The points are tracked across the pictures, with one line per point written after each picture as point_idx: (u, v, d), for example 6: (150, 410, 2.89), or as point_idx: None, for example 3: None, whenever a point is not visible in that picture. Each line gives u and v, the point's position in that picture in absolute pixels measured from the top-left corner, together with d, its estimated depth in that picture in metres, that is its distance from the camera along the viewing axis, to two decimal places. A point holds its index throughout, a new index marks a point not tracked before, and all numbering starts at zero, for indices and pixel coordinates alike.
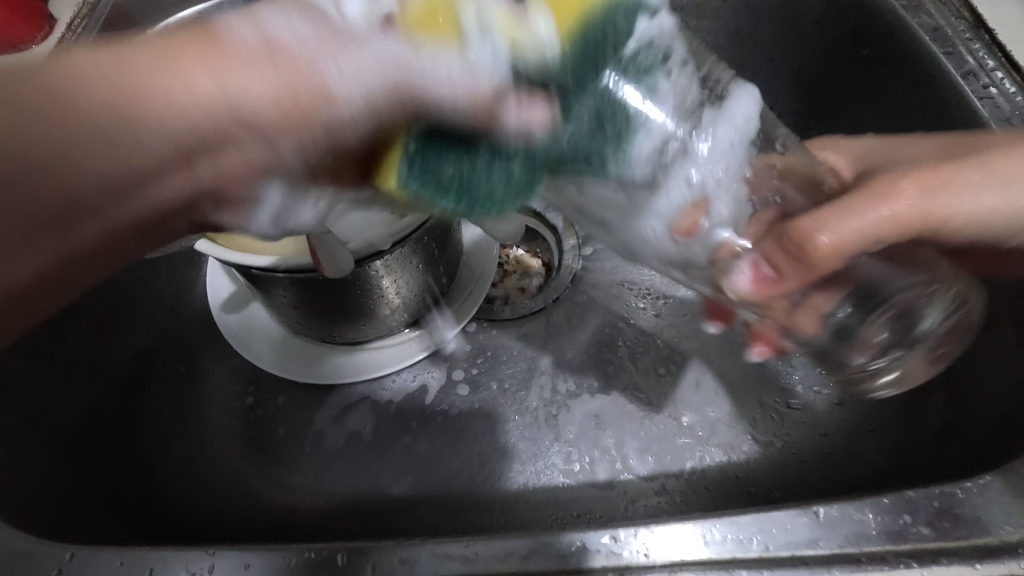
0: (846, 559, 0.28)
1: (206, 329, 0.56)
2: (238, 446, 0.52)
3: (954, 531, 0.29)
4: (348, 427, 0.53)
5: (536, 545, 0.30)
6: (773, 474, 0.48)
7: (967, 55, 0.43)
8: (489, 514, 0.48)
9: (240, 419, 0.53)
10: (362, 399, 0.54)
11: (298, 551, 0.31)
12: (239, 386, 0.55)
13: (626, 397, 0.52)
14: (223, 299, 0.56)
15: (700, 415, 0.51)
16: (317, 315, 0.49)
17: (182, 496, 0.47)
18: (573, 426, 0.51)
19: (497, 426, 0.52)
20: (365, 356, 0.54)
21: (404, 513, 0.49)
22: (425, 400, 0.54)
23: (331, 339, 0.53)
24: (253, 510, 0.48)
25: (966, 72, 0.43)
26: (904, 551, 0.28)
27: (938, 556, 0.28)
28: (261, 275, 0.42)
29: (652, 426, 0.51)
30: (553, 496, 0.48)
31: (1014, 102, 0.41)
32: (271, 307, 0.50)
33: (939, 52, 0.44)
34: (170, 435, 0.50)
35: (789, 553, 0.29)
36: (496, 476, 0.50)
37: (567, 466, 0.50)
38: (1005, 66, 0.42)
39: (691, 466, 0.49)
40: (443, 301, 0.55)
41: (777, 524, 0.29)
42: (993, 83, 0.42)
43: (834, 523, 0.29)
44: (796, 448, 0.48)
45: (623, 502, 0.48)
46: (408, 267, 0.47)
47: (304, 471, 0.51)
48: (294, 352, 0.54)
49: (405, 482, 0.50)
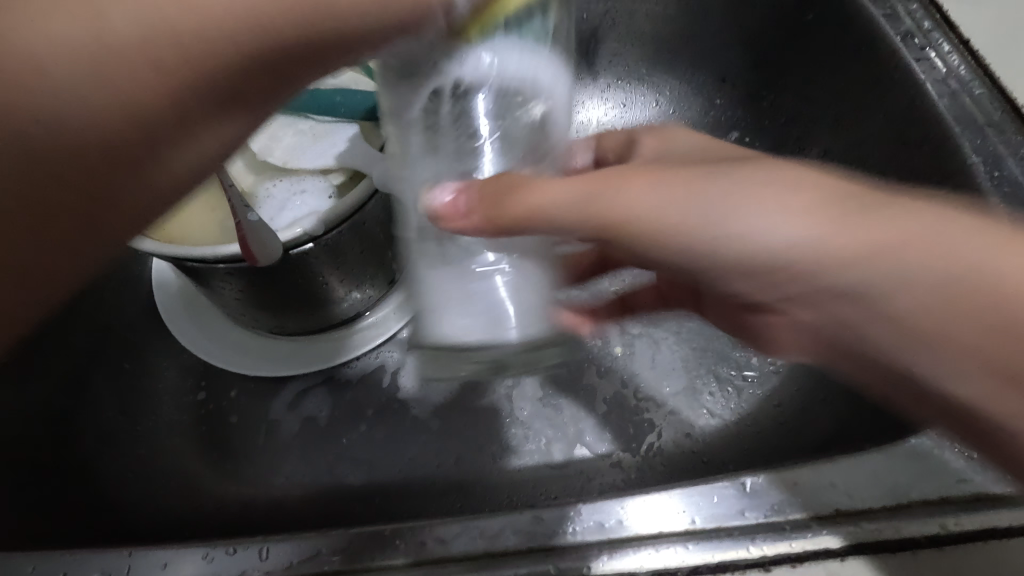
0: (772, 527, 0.28)
1: (153, 323, 0.54)
2: (187, 442, 0.51)
3: (871, 495, 0.29)
4: (302, 412, 0.52)
5: (463, 529, 0.29)
6: (728, 447, 0.48)
7: (905, 16, 0.43)
8: (443, 499, 0.48)
9: (190, 415, 0.52)
10: (317, 383, 0.53)
11: (222, 546, 0.30)
12: (190, 382, 0.53)
13: (583, 371, 0.52)
14: (170, 291, 0.54)
15: (657, 391, 0.51)
16: (260, 306, 0.47)
17: (127, 498, 0.46)
18: (527, 403, 0.51)
19: (455, 410, 0.51)
20: (319, 344, 0.53)
21: (359, 502, 0.48)
22: (382, 381, 0.53)
23: (282, 329, 0.52)
24: (205, 506, 0.48)
25: (903, 33, 0.42)
26: (824, 516, 0.28)
27: (858, 519, 0.28)
28: (197, 266, 0.41)
29: (608, 402, 0.51)
30: (509, 478, 0.48)
31: (949, 63, 0.41)
32: (216, 299, 0.49)
33: (877, 15, 0.43)
34: (116, 435, 0.49)
35: (715, 526, 0.28)
36: (453, 460, 0.49)
37: (522, 447, 0.49)
38: (941, 25, 0.42)
39: (649, 442, 0.49)
40: (396, 288, 0.54)
41: (703, 496, 0.29)
42: (929, 44, 0.42)
43: (760, 493, 0.29)
44: (751, 420, 0.49)
45: (579, 481, 0.48)
46: (350, 253, 0.45)
47: (257, 465, 0.50)
48: (245, 345, 0.53)
49: (361, 471, 0.50)
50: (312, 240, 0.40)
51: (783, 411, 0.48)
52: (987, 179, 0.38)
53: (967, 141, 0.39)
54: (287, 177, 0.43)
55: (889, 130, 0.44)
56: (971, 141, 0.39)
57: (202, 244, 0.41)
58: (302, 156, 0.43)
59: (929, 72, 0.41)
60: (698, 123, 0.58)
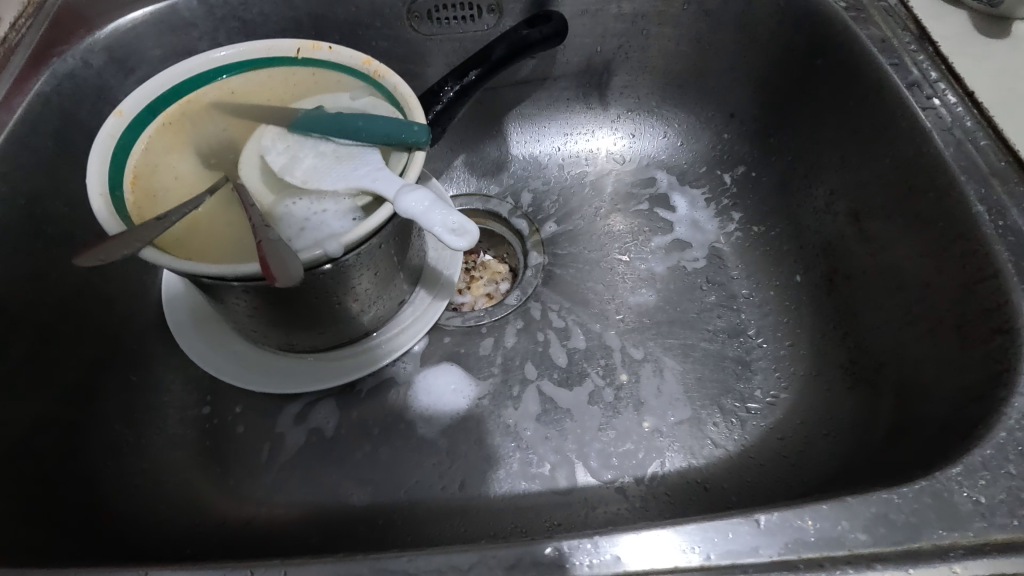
0: (785, 566, 0.28)
1: (164, 336, 0.55)
2: (192, 457, 0.51)
3: (885, 536, 0.28)
4: (308, 427, 0.52)
5: (479, 559, 0.29)
6: (732, 478, 0.48)
7: (912, 67, 0.45)
8: (447, 523, 0.48)
9: (195, 430, 0.52)
10: (323, 398, 0.53)
11: (241, 570, 0.30)
12: (196, 397, 0.53)
13: (587, 395, 0.52)
14: (178, 305, 0.54)
15: (661, 419, 0.51)
16: (270, 324, 0.47)
17: (129, 510, 0.46)
18: (531, 423, 0.51)
19: (461, 435, 0.51)
20: (325, 364, 0.52)
21: (362, 523, 0.48)
22: (388, 404, 0.53)
23: (288, 347, 0.51)
24: (208, 523, 0.47)
25: (910, 83, 0.44)
26: (837, 556, 0.28)
27: (872, 561, 0.28)
28: (213, 282, 0.41)
29: (612, 428, 0.51)
30: (514, 504, 0.48)
31: (955, 114, 0.43)
32: (225, 315, 0.49)
33: (886, 63, 0.46)
34: (119, 448, 0.49)
35: (729, 562, 0.28)
36: (458, 485, 0.49)
37: (527, 472, 0.49)
38: (948, 77, 0.44)
39: (652, 471, 0.49)
40: (406, 308, 0.54)
41: (719, 532, 0.28)
42: (936, 94, 0.44)
43: (774, 530, 0.28)
44: (754, 453, 0.48)
45: (583, 509, 0.48)
46: (362, 275, 0.45)
47: (259, 481, 0.50)
48: (248, 361, 0.52)
49: (365, 491, 0.49)
50: (329, 262, 0.41)
51: (785, 444, 0.48)
52: (989, 224, 0.38)
53: (971, 190, 0.40)
54: (307, 196, 0.43)
55: (893, 172, 0.45)
56: (975, 190, 0.40)
57: (222, 260, 0.41)
58: (326, 177, 0.43)
59: (936, 122, 0.43)
60: (701, 159, 0.62)
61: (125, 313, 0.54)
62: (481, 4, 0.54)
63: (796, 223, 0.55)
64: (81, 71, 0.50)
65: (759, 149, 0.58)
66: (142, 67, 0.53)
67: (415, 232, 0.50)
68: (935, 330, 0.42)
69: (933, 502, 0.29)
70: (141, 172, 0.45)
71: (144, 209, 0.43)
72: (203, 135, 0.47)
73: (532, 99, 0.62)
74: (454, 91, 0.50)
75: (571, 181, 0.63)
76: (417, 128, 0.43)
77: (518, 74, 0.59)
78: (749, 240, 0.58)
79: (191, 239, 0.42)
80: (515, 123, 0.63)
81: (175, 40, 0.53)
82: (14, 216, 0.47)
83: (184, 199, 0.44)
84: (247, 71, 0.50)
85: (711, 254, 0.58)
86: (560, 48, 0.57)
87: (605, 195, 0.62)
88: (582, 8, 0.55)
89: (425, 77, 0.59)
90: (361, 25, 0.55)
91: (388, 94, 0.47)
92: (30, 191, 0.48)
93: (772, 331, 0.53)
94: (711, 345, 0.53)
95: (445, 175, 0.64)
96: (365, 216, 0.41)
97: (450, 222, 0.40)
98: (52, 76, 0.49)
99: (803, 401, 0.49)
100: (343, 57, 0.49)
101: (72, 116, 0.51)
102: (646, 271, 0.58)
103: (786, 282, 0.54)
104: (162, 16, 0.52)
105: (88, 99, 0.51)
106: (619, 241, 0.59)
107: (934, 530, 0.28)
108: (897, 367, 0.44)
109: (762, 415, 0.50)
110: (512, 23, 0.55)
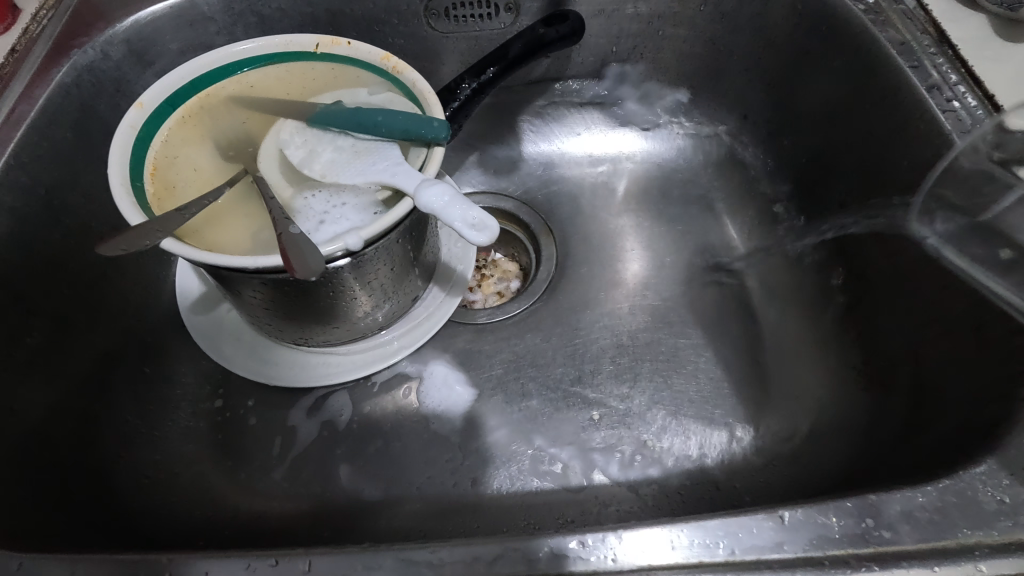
0: (809, 562, 0.28)
1: (177, 328, 0.55)
2: (204, 450, 0.51)
3: (910, 534, 0.28)
4: (320, 421, 0.52)
5: (502, 551, 0.29)
6: (744, 478, 0.48)
7: (931, 69, 0.45)
8: (460, 519, 0.48)
9: (207, 423, 0.52)
10: (335, 392, 0.53)
11: (262, 560, 0.30)
12: (208, 390, 0.53)
13: (599, 394, 0.52)
14: (192, 297, 0.54)
15: (674, 419, 0.51)
16: (285, 317, 0.47)
17: (142, 501, 0.46)
18: (545, 422, 0.51)
19: (473, 430, 0.51)
20: (337, 359, 0.52)
21: (374, 518, 0.48)
22: (400, 400, 0.53)
23: (302, 341, 0.51)
24: (220, 515, 0.47)
25: (929, 86, 0.44)
26: (862, 553, 0.28)
27: (897, 558, 0.28)
28: (231, 274, 0.41)
29: (625, 427, 0.51)
30: (526, 500, 0.48)
31: (974, 117, 0.43)
32: (239, 308, 0.49)
33: (905, 66, 0.46)
34: (132, 439, 0.49)
35: (754, 557, 0.28)
36: (470, 481, 0.49)
37: (540, 470, 0.49)
38: (968, 80, 0.44)
39: (665, 470, 0.49)
40: (419, 304, 0.54)
41: (743, 528, 0.28)
42: (955, 97, 0.44)
43: (798, 527, 0.28)
44: (768, 453, 0.48)
45: (596, 507, 0.48)
46: (379, 269, 0.45)
47: (271, 474, 0.50)
48: (261, 355, 0.52)
49: (377, 486, 0.49)
50: (348, 255, 0.41)
51: (798, 446, 0.48)
52: None
53: None
54: (326, 189, 0.43)
55: (911, 176, 0.45)
56: None
57: (241, 252, 0.41)
58: (344, 171, 0.43)
59: (956, 125, 0.43)
60: (714, 160, 0.62)
61: (139, 305, 0.54)
62: (499, 2, 0.54)
63: (809, 225, 0.55)
64: (100, 63, 0.51)
65: (772, 151, 0.58)
66: (160, 60, 0.53)
67: (430, 227, 0.50)
68: (952, 332, 0.42)
69: (954, 498, 0.29)
70: (160, 164, 0.45)
71: (164, 200, 0.43)
72: (222, 128, 0.48)
73: (546, 98, 0.62)
74: (471, 88, 0.50)
75: (583, 181, 0.63)
76: (437, 123, 0.43)
77: (533, 73, 0.60)
78: (761, 242, 0.58)
79: (210, 230, 0.42)
80: (528, 122, 0.63)
81: (193, 34, 0.54)
82: (32, 205, 0.47)
83: (203, 191, 0.44)
84: (265, 65, 0.50)
85: (724, 255, 0.58)
86: (576, 47, 0.58)
87: (617, 195, 0.62)
88: (599, 8, 0.55)
89: (440, 75, 0.59)
90: (378, 22, 0.55)
91: (406, 90, 0.47)
92: (48, 181, 0.48)
93: (783, 334, 0.53)
94: (723, 345, 0.53)
95: (458, 172, 0.64)
96: (386, 210, 0.42)
97: (471, 216, 0.40)
98: (72, 68, 0.49)
99: (816, 402, 0.49)
100: (361, 53, 0.49)
101: (91, 107, 0.51)
102: (659, 270, 0.58)
103: (797, 284, 0.54)
104: (181, 10, 0.52)
105: (107, 91, 0.52)
106: (631, 242, 0.59)
107: (957, 528, 0.28)
108: (911, 369, 0.44)
109: (775, 416, 0.50)
110: (528, 22, 0.55)
